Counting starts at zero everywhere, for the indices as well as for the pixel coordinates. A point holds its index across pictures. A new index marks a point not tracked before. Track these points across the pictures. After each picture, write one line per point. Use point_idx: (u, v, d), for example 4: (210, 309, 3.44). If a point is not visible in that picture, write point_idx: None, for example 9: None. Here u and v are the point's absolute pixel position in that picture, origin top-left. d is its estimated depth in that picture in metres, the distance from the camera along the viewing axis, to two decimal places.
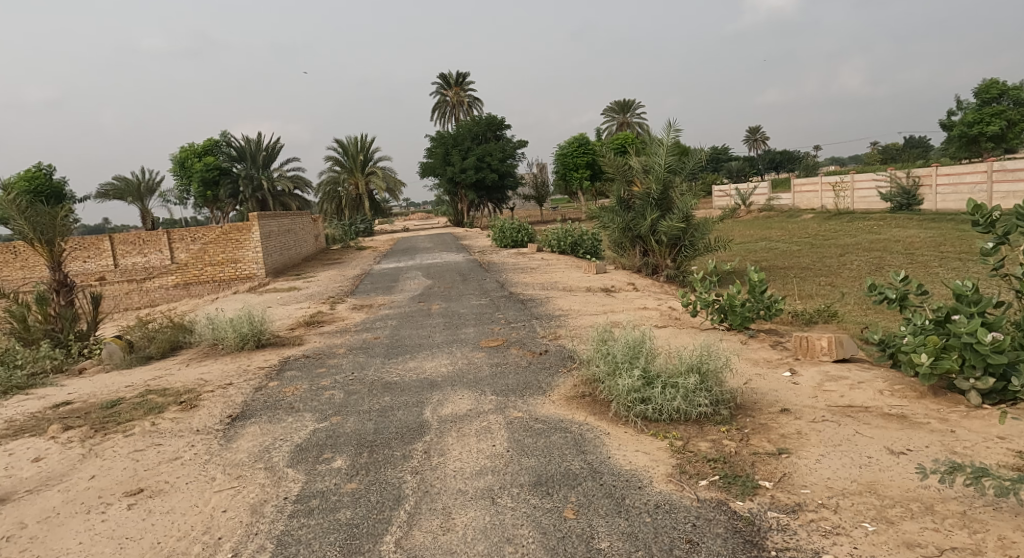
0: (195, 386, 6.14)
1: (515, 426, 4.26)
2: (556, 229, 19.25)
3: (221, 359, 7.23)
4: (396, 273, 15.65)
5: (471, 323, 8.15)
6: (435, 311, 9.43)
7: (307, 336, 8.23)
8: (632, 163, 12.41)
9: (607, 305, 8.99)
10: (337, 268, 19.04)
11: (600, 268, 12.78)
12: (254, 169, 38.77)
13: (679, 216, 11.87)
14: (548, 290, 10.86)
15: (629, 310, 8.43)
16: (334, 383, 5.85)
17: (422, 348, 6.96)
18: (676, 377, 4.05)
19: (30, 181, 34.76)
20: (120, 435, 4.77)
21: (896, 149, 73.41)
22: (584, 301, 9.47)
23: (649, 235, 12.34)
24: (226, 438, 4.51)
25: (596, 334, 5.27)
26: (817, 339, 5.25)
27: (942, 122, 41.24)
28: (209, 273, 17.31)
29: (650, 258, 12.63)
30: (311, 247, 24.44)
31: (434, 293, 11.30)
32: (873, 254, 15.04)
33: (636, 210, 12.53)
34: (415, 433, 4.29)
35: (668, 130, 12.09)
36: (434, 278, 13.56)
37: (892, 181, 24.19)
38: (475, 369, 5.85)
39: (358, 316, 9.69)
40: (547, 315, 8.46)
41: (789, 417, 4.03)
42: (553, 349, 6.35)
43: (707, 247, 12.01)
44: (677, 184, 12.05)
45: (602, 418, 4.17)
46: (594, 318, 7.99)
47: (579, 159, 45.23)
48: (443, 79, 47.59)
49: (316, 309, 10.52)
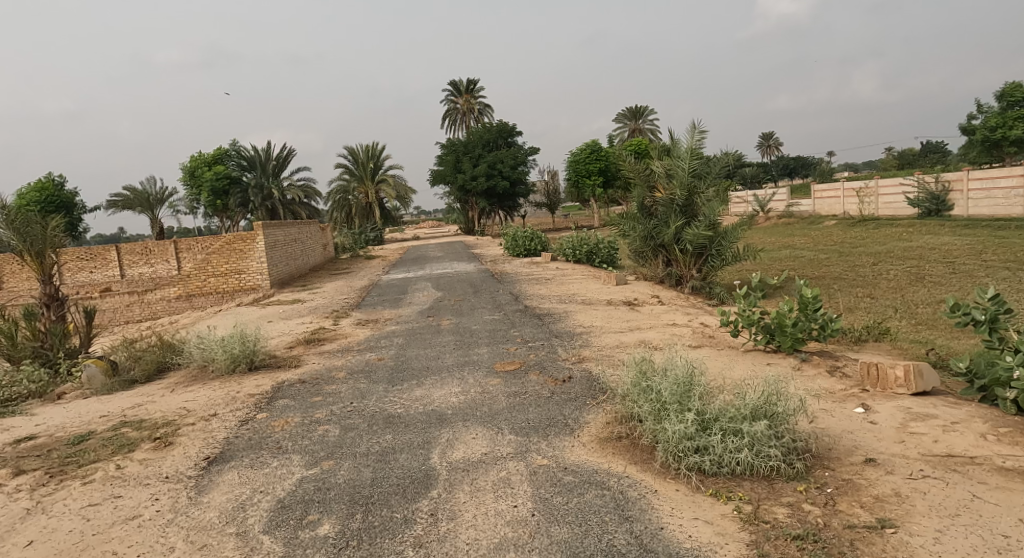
0: (175, 417, 5.45)
1: (541, 478, 3.55)
2: (571, 237, 18.53)
3: (210, 384, 6.56)
4: (404, 284, 15.01)
5: (484, 342, 7.41)
6: (445, 327, 8.72)
7: (305, 356, 7.56)
8: (654, 168, 11.71)
9: (633, 322, 8.24)
10: (345, 279, 18.44)
11: (620, 279, 12.04)
12: (264, 178, 37.93)
13: (705, 224, 11.13)
14: (567, 304, 10.12)
15: (657, 329, 7.68)
16: (330, 415, 5.15)
17: (430, 372, 6.25)
18: (741, 423, 3.30)
19: (40, 192, 34.60)
20: (78, 482, 4.11)
21: (914, 155, 72.13)
22: (606, 317, 8.71)
23: (673, 244, 11.60)
24: (198, 490, 3.83)
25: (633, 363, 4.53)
26: (890, 368, 4.48)
27: (965, 126, 40.22)
28: (213, 284, 16.71)
29: (674, 268, 11.87)
30: (319, 257, 23.82)
31: (444, 307, 10.59)
32: (909, 263, 14.19)
33: (658, 217, 11.81)
34: (420, 486, 3.60)
35: (692, 132, 11.39)
36: (444, 290, 12.87)
37: (920, 186, 23.28)
38: (490, 400, 5.13)
39: (363, 333, 9.00)
40: (567, 332, 7.73)
41: (878, 470, 3.26)
42: (578, 375, 5.61)
43: (736, 257, 11.25)
44: (702, 189, 11.32)
45: (646, 470, 3.45)
46: (619, 338, 7.24)
47: (591, 166, 44.51)
48: (453, 86, 47.30)
49: (318, 325, 9.86)
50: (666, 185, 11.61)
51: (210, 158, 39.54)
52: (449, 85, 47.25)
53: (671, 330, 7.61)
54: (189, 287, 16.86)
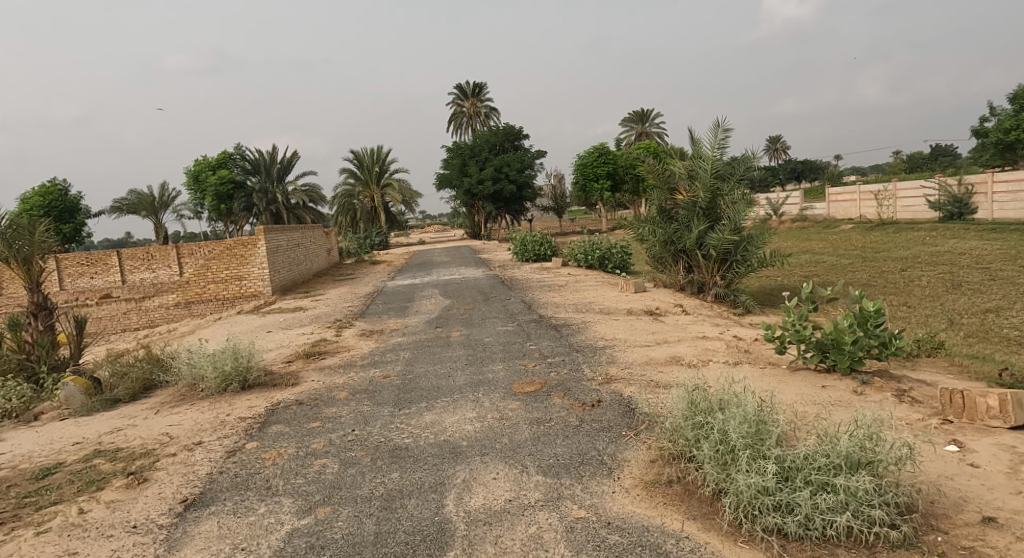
0: (156, 446, 4.83)
1: (581, 538, 2.92)
2: (582, 242, 17.89)
3: (198, 405, 5.93)
4: (411, 291, 14.39)
5: (499, 358, 6.78)
6: (455, 340, 8.09)
7: (304, 373, 6.93)
8: (674, 168, 11.10)
9: (657, 334, 7.60)
10: (349, 285, 17.85)
11: (639, 287, 11.40)
12: (269, 182, 37.91)
13: (730, 227, 10.48)
14: (584, 314, 9.48)
15: (688, 343, 7.03)
16: (329, 446, 4.53)
17: (440, 394, 5.62)
18: (832, 475, 2.67)
19: (45, 197, 34.29)
20: (31, 532, 3.50)
21: (923, 158, 71.29)
22: (629, 328, 8.08)
23: (695, 248, 10.96)
24: (170, 546, 3.23)
25: (680, 392, 3.89)
26: (981, 397, 3.84)
27: (979, 129, 39.56)
28: (212, 290, 16.08)
29: (696, 274, 11.22)
30: (322, 262, 23.21)
31: (453, 317, 9.96)
32: (940, 268, 13.54)
33: (679, 221, 11.18)
34: (434, 548, 2.98)
35: (716, 131, 10.76)
36: (453, 297, 12.26)
37: (942, 189, 22.58)
38: (510, 430, 4.49)
39: (367, 345, 8.38)
40: (589, 347, 7.10)
41: (1004, 533, 2.63)
42: (608, 399, 4.97)
43: (762, 263, 10.59)
44: (727, 191, 10.70)
45: (711, 530, 2.82)
46: (646, 353, 6.59)
47: (599, 170, 43.89)
48: (460, 89, 46.79)
49: (320, 337, 9.24)
50: (688, 187, 10.98)
51: (215, 161, 39.07)
52: (456, 89, 46.74)
53: (702, 344, 6.96)
54: (187, 294, 16.22)
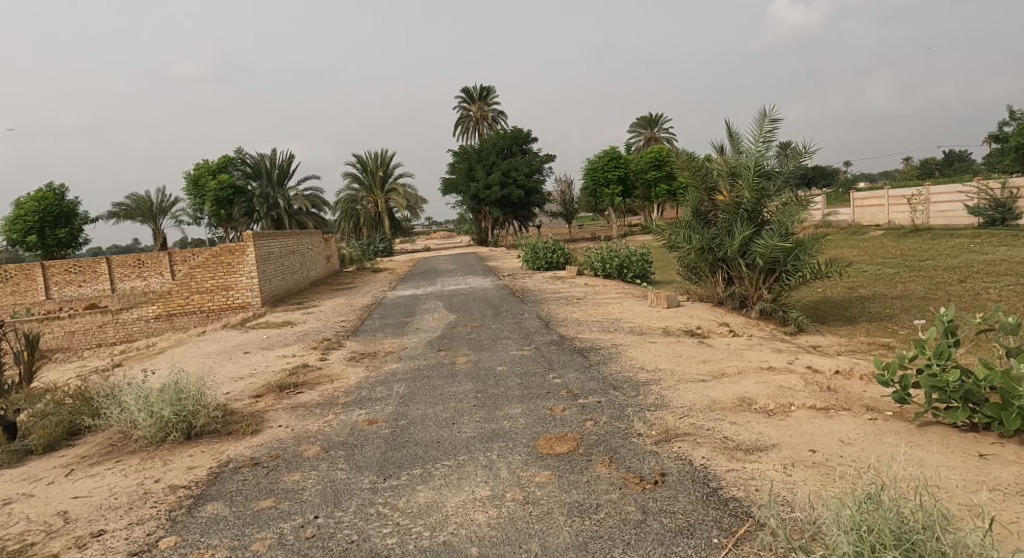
0: (36, 540, 3.41)
1: None
2: (598, 249, 16.48)
3: (125, 465, 4.50)
4: (412, 303, 13.02)
5: (517, 397, 5.37)
6: (462, 368, 6.68)
7: (271, 415, 5.53)
8: (712, 166, 9.73)
9: (710, 364, 6.20)
10: (346, 296, 16.50)
11: (672, 300, 9.98)
12: (270, 187, 36.87)
13: (779, 233, 9.07)
14: (613, 334, 8.06)
15: (754, 379, 5.57)
16: (278, 548, 3.12)
17: (439, 454, 4.20)
18: None
19: (41, 201, 33.05)
20: None
21: (937, 166, 69.60)
22: (672, 356, 6.67)
23: (738, 257, 9.52)
24: None
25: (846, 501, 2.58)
26: None
27: (1001, 133, 37.99)
28: (197, 301, 14.63)
29: (737, 287, 9.79)
30: (321, 272, 21.92)
31: (459, 336, 8.58)
32: (1005, 279, 12.09)
33: (718, 226, 9.78)
34: None
35: (761, 122, 9.40)
36: (459, 312, 10.86)
37: (980, 193, 21.16)
38: (541, 526, 3.07)
39: (355, 373, 6.98)
40: (629, 381, 5.70)
41: None
42: (676, 472, 3.56)
43: (816, 274, 9.14)
44: (774, 191, 9.32)
45: None
46: (705, 393, 5.14)
47: (609, 175, 42.48)
48: (466, 93, 45.70)
49: (302, 362, 7.87)
50: (729, 187, 9.59)
51: (215, 166, 37.84)
52: (461, 93, 45.63)
53: (773, 380, 5.51)
54: (169, 305, 14.66)
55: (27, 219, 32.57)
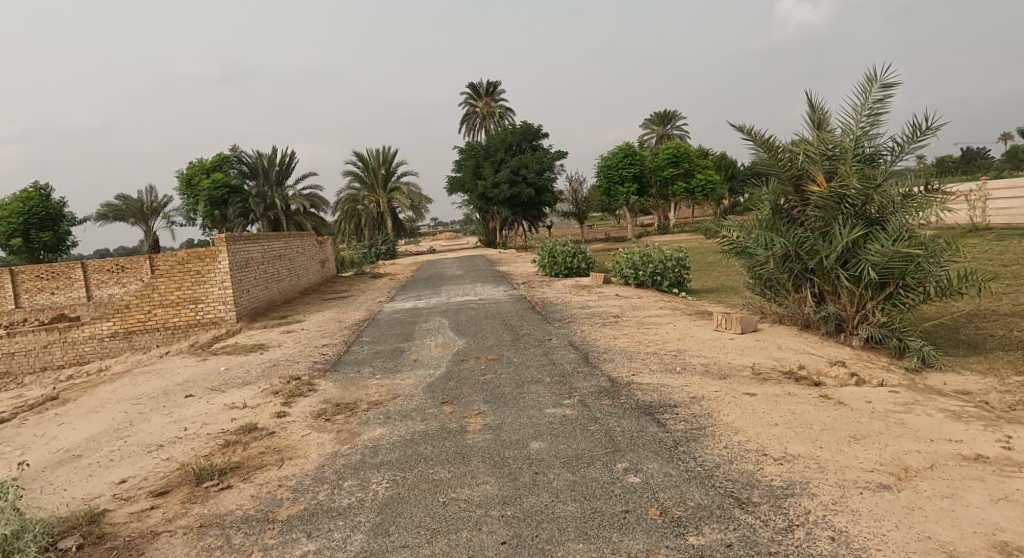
0: None
1: None
2: (628, 253, 14.12)
3: None
4: (411, 320, 10.75)
5: (574, 529, 3.12)
6: (476, 443, 4.42)
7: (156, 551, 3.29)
8: (800, 148, 7.47)
9: (874, 447, 3.87)
10: (337, 308, 14.25)
11: (747, 322, 7.68)
12: (267, 186, 34.77)
13: (896, 234, 6.78)
14: (687, 379, 5.77)
15: (980, 488, 3.23)
16: None
17: None
18: None
19: (26, 202, 30.94)
20: None
21: (960, 163, 66.90)
22: (798, 426, 4.36)
23: (835, 268, 7.22)
24: None
25: None
26: None
27: None
28: (160, 316, 12.43)
29: (831, 307, 7.49)
30: (314, 278, 19.71)
31: (470, 377, 6.33)
32: None
33: (808, 226, 7.51)
34: None
35: (866, 89, 7.20)
36: (469, 336, 8.60)
37: None
38: None
39: (319, 446, 4.71)
40: (759, 488, 3.40)
41: None
42: None
43: (944, 289, 6.83)
44: (884, 177, 7.05)
45: None
46: (919, 531, 2.82)
47: (624, 172, 40.04)
48: (472, 89, 43.46)
49: (251, 418, 5.61)
50: (824, 173, 7.33)
51: (208, 164, 35.68)
52: (468, 88, 43.40)
53: (1014, 490, 3.17)
54: (126, 321, 12.43)
55: (10, 220, 30.38)
